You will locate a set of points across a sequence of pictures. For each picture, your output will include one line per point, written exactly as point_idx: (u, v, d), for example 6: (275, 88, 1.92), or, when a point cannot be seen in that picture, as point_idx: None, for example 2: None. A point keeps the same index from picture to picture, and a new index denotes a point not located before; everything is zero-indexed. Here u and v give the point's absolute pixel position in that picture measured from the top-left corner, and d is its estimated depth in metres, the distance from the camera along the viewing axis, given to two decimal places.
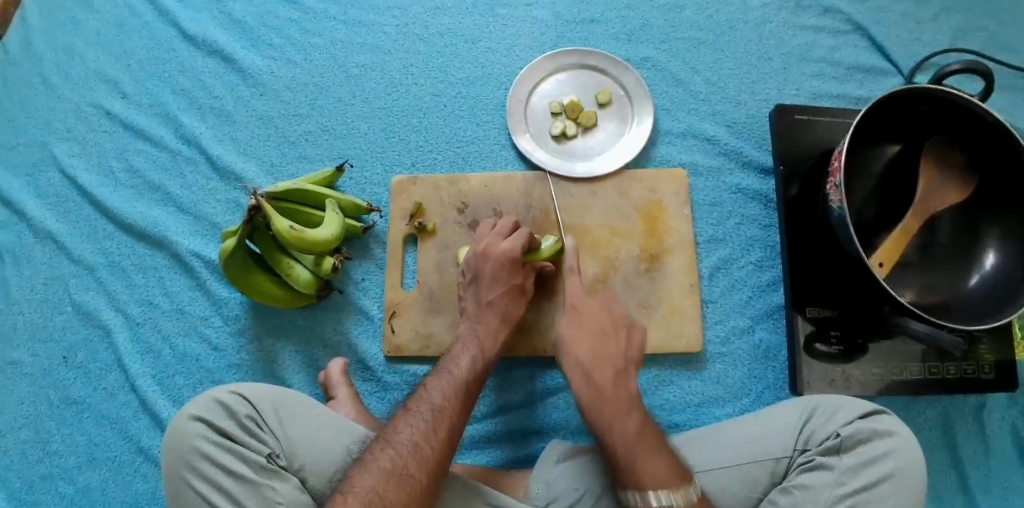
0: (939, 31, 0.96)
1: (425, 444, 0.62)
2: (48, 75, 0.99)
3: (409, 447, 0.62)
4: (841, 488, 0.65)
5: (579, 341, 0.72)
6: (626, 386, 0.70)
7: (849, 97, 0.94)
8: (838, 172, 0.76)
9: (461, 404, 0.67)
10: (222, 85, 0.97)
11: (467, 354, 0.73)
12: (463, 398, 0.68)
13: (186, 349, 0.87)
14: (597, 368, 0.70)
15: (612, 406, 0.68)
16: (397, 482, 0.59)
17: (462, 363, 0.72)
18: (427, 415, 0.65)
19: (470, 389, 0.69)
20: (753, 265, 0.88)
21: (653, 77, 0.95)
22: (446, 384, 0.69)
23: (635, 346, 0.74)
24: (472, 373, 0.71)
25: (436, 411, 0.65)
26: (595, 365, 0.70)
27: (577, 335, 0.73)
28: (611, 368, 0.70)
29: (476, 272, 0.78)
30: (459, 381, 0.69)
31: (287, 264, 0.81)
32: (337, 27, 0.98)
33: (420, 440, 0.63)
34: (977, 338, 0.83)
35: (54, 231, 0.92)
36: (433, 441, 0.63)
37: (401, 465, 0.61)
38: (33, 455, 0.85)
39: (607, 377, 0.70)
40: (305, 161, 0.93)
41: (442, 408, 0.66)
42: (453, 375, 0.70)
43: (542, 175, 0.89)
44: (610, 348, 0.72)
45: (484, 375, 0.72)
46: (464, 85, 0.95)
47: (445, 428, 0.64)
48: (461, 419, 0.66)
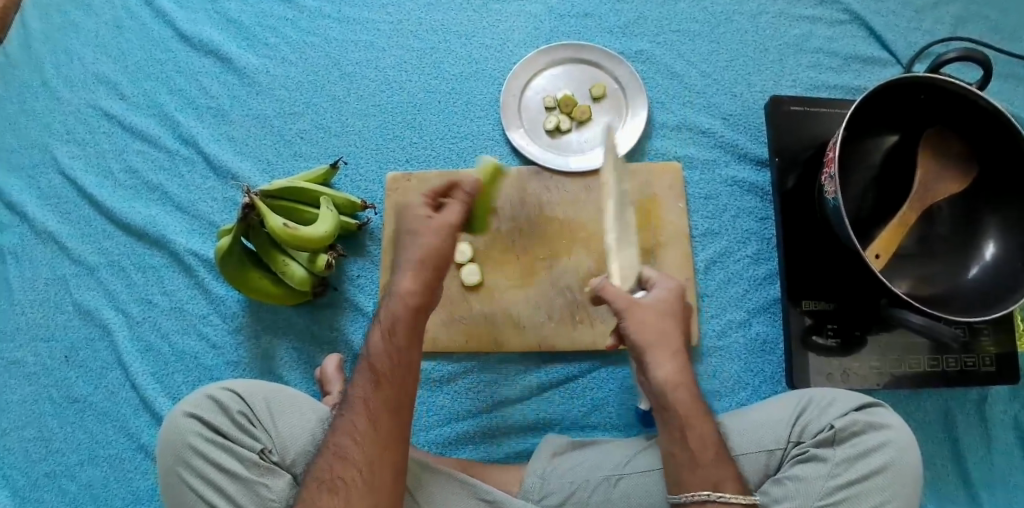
0: (938, 21, 0.95)
1: (346, 440, 0.61)
2: (47, 78, 0.99)
3: (334, 451, 0.61)
4: (833, 480, 0.64)
5: (667, 363, 0.63)
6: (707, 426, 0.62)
7: (847, 88, 0.93)
8: (833, 162, 0.76)
9: (376, 387, 0.62)
10: (218, 85, 0.97)
11: (375, 334, 0.65)
12: (374, 381, 0.63)
13: (185, 348, 0.87)
14: (683, 383, 0.63)
15: (700, 453, 0.61)
16: (328, 489, 0.59)
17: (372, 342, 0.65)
18: (344, 414, 0.62)
19: (379, 367, 0.63)
20: (749, 258, 0.88)
21: (648, 70, 0.95)
22: (359, 372, 0.64)
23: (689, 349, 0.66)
24: (384, 351, 0.63)
25: (349, 406, 0.63)
26: (682, 387, 0.63)
27: (664, 353, 0.63)
28: (692, 392, 0.63)
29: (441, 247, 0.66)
30: (368, 367, 0.63)
31: (282, 262, 0.81)
32: (331, 26, 0.98)
33: (344, 440, 0.61)
34: (977, 329, 0.82)
35: (54, 231, 0.93)
36: (355, 438, 0.61)
37: (330, 471, 0.60)
38: (36, 453, 0.86)
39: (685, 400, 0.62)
40: (301, 159, 0.94)
41: (359, 400, 0.62)
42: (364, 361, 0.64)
43: (536, 170, 0.89)
44: (686, 366, 0.64)
45: (396, 346, 0.63)
46: (458, 81, 0.95)
47: (362, 421, 0.61)
48: (379, 403, 0.62)
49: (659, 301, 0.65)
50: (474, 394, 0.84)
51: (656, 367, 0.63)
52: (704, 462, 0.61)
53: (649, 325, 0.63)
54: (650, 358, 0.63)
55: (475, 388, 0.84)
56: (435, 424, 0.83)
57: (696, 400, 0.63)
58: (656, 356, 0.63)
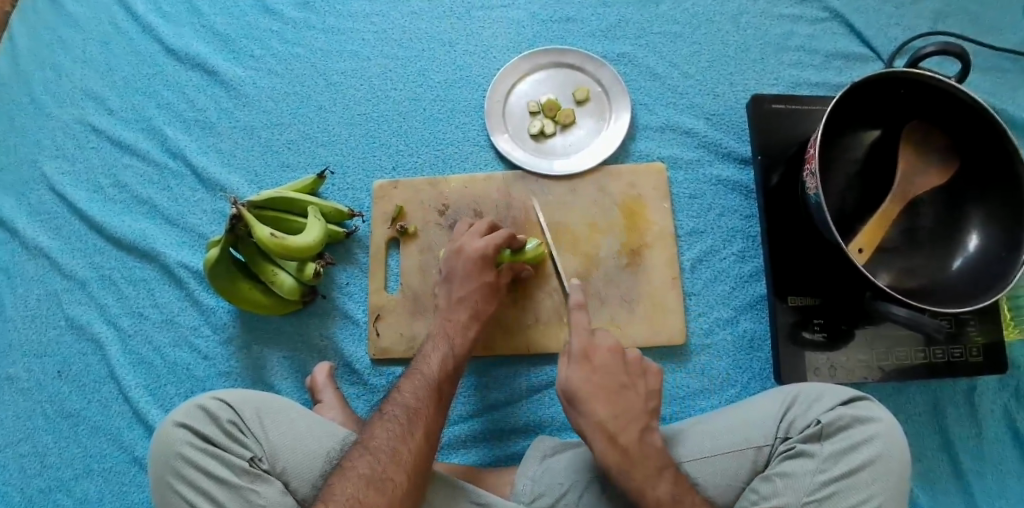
0: (917, 16, 0.96)
1: (401, 446, 0.64)
2: (35, 94, 1.00)
3: (387, 452, 0.63)
4: (821, 475, 0.65)
5: (603, 403, 0.66)
6: (650, 443, 0.66)
7: (828, 85, 0.94)
8: (814, 158, 0.76)
9: (434, 403, 0.68)
10: (205, 98, 0.98)
11: (438, 354, 0.73)
12: (437, 398, 0.69)
13: (177, 360, 0.88)
14: (627, 410, 0.67)
15: (642, 472, 0.64)
16: (377, 487, 0.61)
17: (432, 362, 0.72)
18: (400, 420, 0.66)
19: (441, 389, 0.70)
20: (735, 256, 0.88)
21: (630, 73, 0.96)
22: (416, 386, 0.69)
23: (653, 394, 0.70)
24: (446, 376, 0.72)
25: (409, 414, 0.67)
26: (624, 416, 0.66)
27: (594, 396, 0.67)
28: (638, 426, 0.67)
29: (450, 270, 0.78)
30: (430, 384, 0.70)
31: (271, 271, 0.82)
32: (317, 36, 0.99)
33: (396, 444, 0.64)
34: (963, 321, 0.82)
35: (45, 247, 0.93)
36: (410, 444, 0.64)
37: (380, 470, 0.62)
38: (31, 469, 0.86)
39: (631, 437, 0.66)
40: (288, 169, 0.94)
41: (416, 410, 0.67)
42: (424, 376, 0.71)
43: (521, 174, 0.90)
44: (633, 399, 0.68)
45: (454, 374, 0.73)
46: (443, 88, 0.96)
47: (420, 431, 0.65)
48: (435, 419, 0.68)
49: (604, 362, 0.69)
50: (463, 398, 0.84)
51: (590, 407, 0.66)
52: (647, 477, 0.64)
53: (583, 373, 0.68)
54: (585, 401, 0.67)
55: (464, 392, 0.85)
56: None
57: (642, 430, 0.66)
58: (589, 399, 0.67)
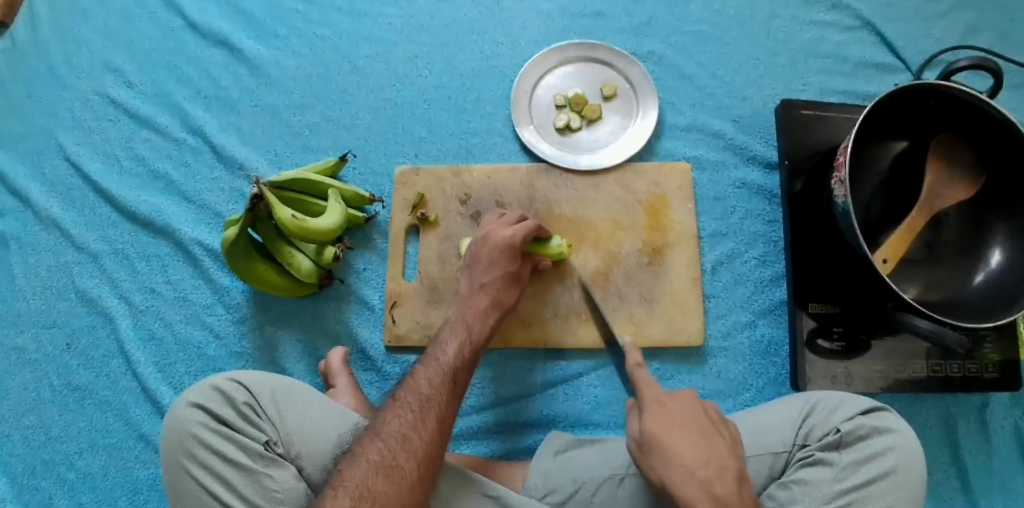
0: (948, 29, 0.96)
1: (413, 435, 0.63)
2: (54, 63, 0.99)
3: (397, 438, 0.63)
4: (839, 483, 0.64)
5: (689, 450, 0.56)
6: (749, 494, 0.56)
7: (856, 94, 0.94)
8: (842, 166, 0.76)
9: (448, 392, 0.67)
10: (227, 75, 0.97)
11: (454, 342, 0.72)
12: (451, 386, 0.68)
13: (188, 337, 0.87)
14: (716, 459, 0.57)
15: None
16: (386, 474, 0.60)
17: (450, 350, 0.71)
18: (415, 408, 0.65)
19: (457, 377, 0.69)
20: (756, 260, 0.88)
21: (659, 71, 0.95)
22: (433, 372, 0.68)
23: (738, 440, 0.60)
24: (461, 364, 0.70)
25: (423, 402, 0.66)
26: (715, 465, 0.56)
27: (677, 439, 0.57)
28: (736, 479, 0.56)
29: (474, 257, 0.78)
30: (445, 371, 0.69)
31: (289, 253, 0.81)
32: (343, 18, 0.98)
33: (405, 430, 0.63)
34: (980, 337, 0.82)
35: (58, 218, 0.92)
36: (421, 432, 0.63)
37: (390, 457, 0.61)
38: (35, 441, 0.85)
39: (729, 488, 0.55)
40: (309, 151, 0.93)
41: (429, 397, 0.66)
42: (440, 363, 0.69)
43: (545, 167, 0.89)
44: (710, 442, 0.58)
45: (473, 363, 0.71)
46: (469, 77, 0.95)
47: (433, 420, 0.64)
48: (450, 407, 0.66)
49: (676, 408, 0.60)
50: (477, 389, 0.84)
51: (673, 449, 0.56)
52: None
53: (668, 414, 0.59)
54: (671, 446, 0.56)
55: (478, 384, 0.84)
56: None
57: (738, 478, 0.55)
58: (672, 443, 0.57)
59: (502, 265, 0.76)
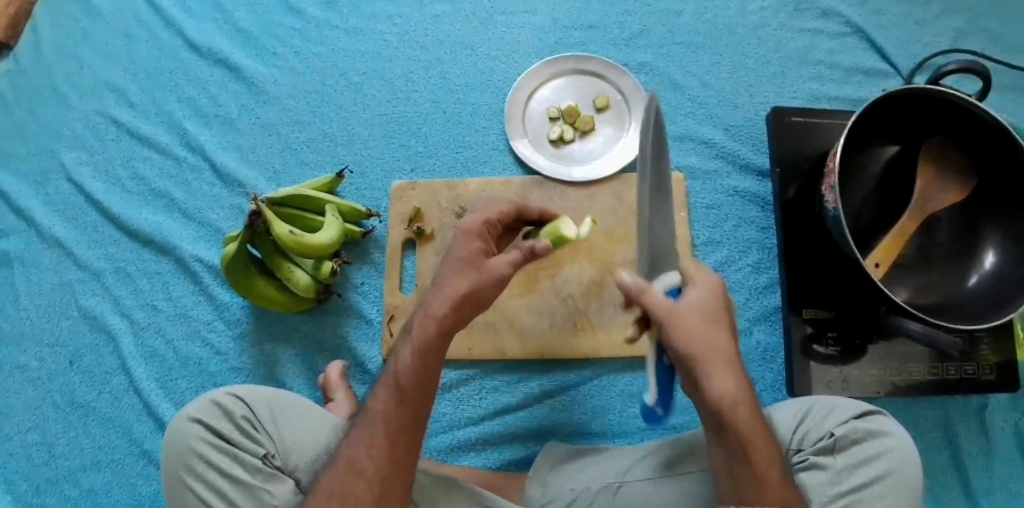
0: (938, 34, 0.96)
1: (359, 453, 0.59)
2: (57, 85, 1.01)
3: (348, 463, 0.59)
4: (833, 488, 0.65)
5: (725, 377, 0.55)
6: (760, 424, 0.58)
7: (848, 100, 0.94)
8: (833, 172, 0.76)
9: (398, 401, 0.60)
10: (226, 94, 0.99)
11: (404, 343, 0.62)
12: (401, 392, 0.60)
13: (189, 354, 0.88)
14: (743, 401, 0.56)
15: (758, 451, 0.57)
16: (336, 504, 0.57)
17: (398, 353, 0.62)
18: (361, 425, 0.61)
19: (406, 382, 0.60)
20: (751, 267, 0.88)
21: (651, 81, 0.96)
22: (381, 383, 0.62)
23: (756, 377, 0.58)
24: (411, 367, 0.61)
25: (370, 419, 0.60)
26: (740, 402, 0.56)
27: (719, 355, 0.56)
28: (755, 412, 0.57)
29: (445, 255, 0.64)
30: (392, 380, 0.61)
31: (287, 268, 0.82)
32: (338, 36, 1.00)
33: (356, 453, 0.59)
34: (977, 339, 0.82)
35: (61, 237, 0.94)
36: (370, 453, 0.59)
37: (341, 483, 0.58)
38: (39, 458, 0.86)
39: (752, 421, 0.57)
40: (306, 167, 0.94)
41: (377, 413, 0.60)
42: (390, 368, 0.62)
43: (539, 179, 0.90)
44: (739, 375, 0.57)
45: (428, 360, 0.61)
46: (463, 92, 0.96)
47: (381, 435, 0.59)
48: (402, 417, 0.60)
49: (696, 301, 0.55)
50: (476, 400, 0.84)
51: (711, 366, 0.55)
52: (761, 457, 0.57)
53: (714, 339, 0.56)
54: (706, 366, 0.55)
55: (476, 395, 0.85)
56: (438, 431, 0.83)
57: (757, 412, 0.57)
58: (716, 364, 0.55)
59: (461, 247, 0.63)
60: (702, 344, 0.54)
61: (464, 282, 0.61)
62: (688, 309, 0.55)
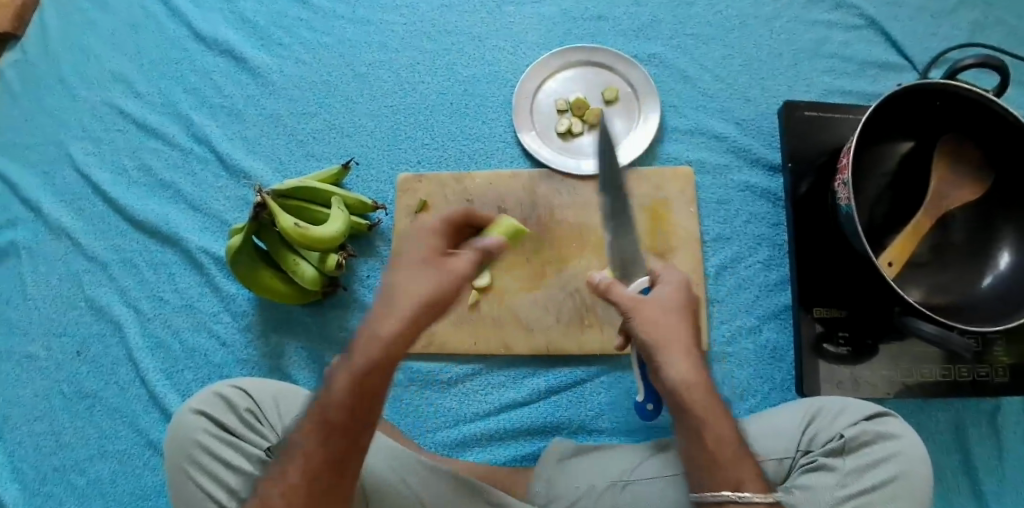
0: (955, 27, 0.94)
1: (274, 493, 0.56)
2: (63, 75, 1.00)
3: (264, 500, 0.56)
4: (841, 490, 0.64)
5: (682, 362, 0.57)
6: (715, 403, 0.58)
7: (862, 94, 0.92)
8: (846, 168, 0.75)
9: (325, 440, 0.56)
10: (232, 84, 0.98)
11: (341, 371, 0.56)
12: (327, 429, 0.56)
13: (195, 345, 0.88)
14: (698, 383, 0.58)
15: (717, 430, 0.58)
16: None
17: (332, 380, 0.57)
18: (283, 460, 0.58)
19: (333, 417, 0.56)
20: (761, 264, 0.87)
21: (661, 74, 0.94)
22: (309, 415, 0.57)
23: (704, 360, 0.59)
24: (339, 402, 0.55)
25: (291, 455, 0.57)
26: (696, 387, 0.58)
27: (671, 343, 0.57)
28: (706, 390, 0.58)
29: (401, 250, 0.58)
30: (320, 416, 0.56)
31: (293, 261, 0.81)
32: (345, 26, 0.99)
33: (275, 490, 0.57)
34: (991, 340, 0.81)
35: (68, 228, 0.94)
36: (290, 491, 0.56)
37: None
38: (46, 447, 0.86)
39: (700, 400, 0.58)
40: (312, 159, 0.94)
41: (300, 450, 0.57)
42: (323, 398, 0.57)
43: (547, 173, 0.89)
44: (700, 363, 0.58)
45: (358, 395, 0.55)
46: (471, 83, 0.95)
47: (300, 475, 0.56)
48: (327, 458, 0.56)
49: (665, 295, 0.59)
50: (483, 396, 0.84)
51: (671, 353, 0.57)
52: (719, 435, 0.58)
53: (662, 321, 0.58)
54: (665, 354, 0.57)
55: (483, 391, 0.84)
56: (443, 426, 0.83)
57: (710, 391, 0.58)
58: (672, 352, 0.57)
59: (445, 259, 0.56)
60: (665, 330, 0.57)
61: (431, 298, 0.54)
62: (655, 303, 0.58)
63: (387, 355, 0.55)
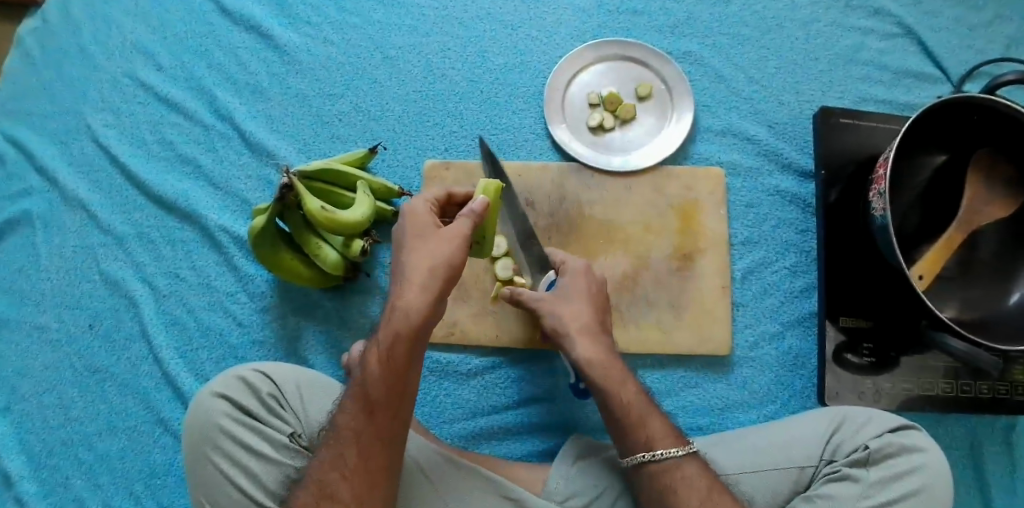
0: (992, 40, 0.93)
1: (332, 475, 0.58)
2: (84, 43, 0.98)
3: (316, 484, 0.58)
4: (866, 500, 0.63)
5: (585, 342, 0.70)
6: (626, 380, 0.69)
7: (896, 103, 0.91)
8: (884, 179, 0.74)
9: (368, 417, 0.59)
10: (257, 61, 0.96)
11: (370, 355, 0.60)
12: (368, 406, 0.59)
13: (210, 324, 0.87)
14: (605, 360, 0.70)
15: (622, 400, 0.67)
16: None
17: (364, 363, 0.60)
18: (329, 445, 0.59)
19: (373, 395, 0.59)
20: (787, 270, 0.86)
21: (695, 72, 0.93)
22: (349, 398, 0.60)
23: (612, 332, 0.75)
24: (380, 379, 0.59)
25: (339, 437, 0.59)
26: (596, 362, 0.69)
27: (579, 320, 0.72)
28: (610, 365, 0.70)
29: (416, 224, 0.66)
30: (361, 395, 0.59)
31: (315, 244, 0.80)
32: (376, 8, 0.97)
33: (327, 473, 0.58)
34: (1013, 358, 0.80)
35: (84, 199, 0.92)
36: (343, 471, 0.58)
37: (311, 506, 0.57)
38: (55, 420, 0.85)
39: (607, 372, 0.69)
40: (337, 141, 0.92)
41: (346, 432, 0.59)
42: (358, 382, 0.60)
43: (576, 167, 0.88)
44: (603, 343, 0.71)
45: (394, 372, 0.58)
46: (502, 72, 0.94)
47: (352, 454, 0.58)
48: (374, 433, 0.59)
49: (568, 285, 0.74)
50: (502, 389, 0.83)
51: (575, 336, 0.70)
52: (626, 403, 0.67)
53: (569, 307, 0.72)
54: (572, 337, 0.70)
55: (502, 385, 0.83)
56: (459, 418, 0.82)
57: (613, 365, 0.69)
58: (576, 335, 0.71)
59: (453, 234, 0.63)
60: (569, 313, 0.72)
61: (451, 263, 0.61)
62: (560, 292, 0.74)
63: (413, 334, 0.59)
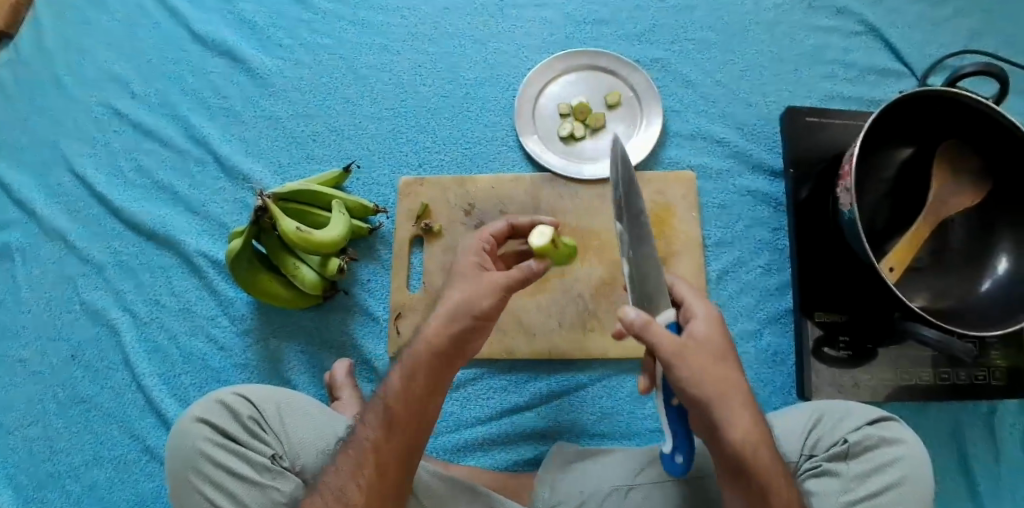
0: (953, 34, 0.95)
1: (350, 484, 0.57)
2: (59, 75, 0.99)
3: (334, 491, 0.57)
4: (846, 495, 0.64)
5: (736, 419, 0.53)
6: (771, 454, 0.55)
7: (861, 99, 0.93)
8: (849, 175, 0.75)
9: (388, 431, 0.59)
10: (231, 86, 0.97)
11: (398, 373, 0.62)
12: (390, 421, 0.59)
13: (192, 349, 0.87)
14: (763, 442, 0.54)
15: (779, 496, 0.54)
16: None
17: (391, 381, 0.61)
18: (348, 453, 0.59)
19: (397, 411, 0.60)
20: (762, 269, 0.87)
21: (663, 78, 0.95)
22: (372, 414, 0.60)
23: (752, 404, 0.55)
24: (405, 395, 0.60)
25: (357, 447, 0.59)
26: (755, 446, 0.53)
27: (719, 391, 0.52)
28: (767, 446, 0.54)
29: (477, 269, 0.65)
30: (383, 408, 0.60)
31: (293, 265, 0.80)
32: (347, 28, 0.98)
33: (344, 481, 0.57)
34: (988, 345, 0.81)
35: (62, 230, 0.92)
36: (360, 480, 0.57)
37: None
38: (40, 453, 0.85)
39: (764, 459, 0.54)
40: (313, 162, 0.93)
41: (366, 444, 0.59)
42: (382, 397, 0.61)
43: (549, 177, 0.89)
44: (756, 418, 0.54)
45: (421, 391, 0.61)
46: (473, 87, 0.95)
47: (370, 467, 0.58)
48: (393, 450, 0.59)
49: (703, 336, 0.53)
50: (485, 400, 0.84)
51: (727, 416, 0.52)
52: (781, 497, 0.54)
53: (709, 373, 0.52)
54: (725, 416, 0.52)
55: (485, 395, 0.84)
56: (444, 430, 0.83)
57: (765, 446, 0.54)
58: (730, 412, 0.52)
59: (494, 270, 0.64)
60: (714, 383, 0.52)
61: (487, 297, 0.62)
62: (695, 344, 0.53)
63: (440, 355, 0.61)
